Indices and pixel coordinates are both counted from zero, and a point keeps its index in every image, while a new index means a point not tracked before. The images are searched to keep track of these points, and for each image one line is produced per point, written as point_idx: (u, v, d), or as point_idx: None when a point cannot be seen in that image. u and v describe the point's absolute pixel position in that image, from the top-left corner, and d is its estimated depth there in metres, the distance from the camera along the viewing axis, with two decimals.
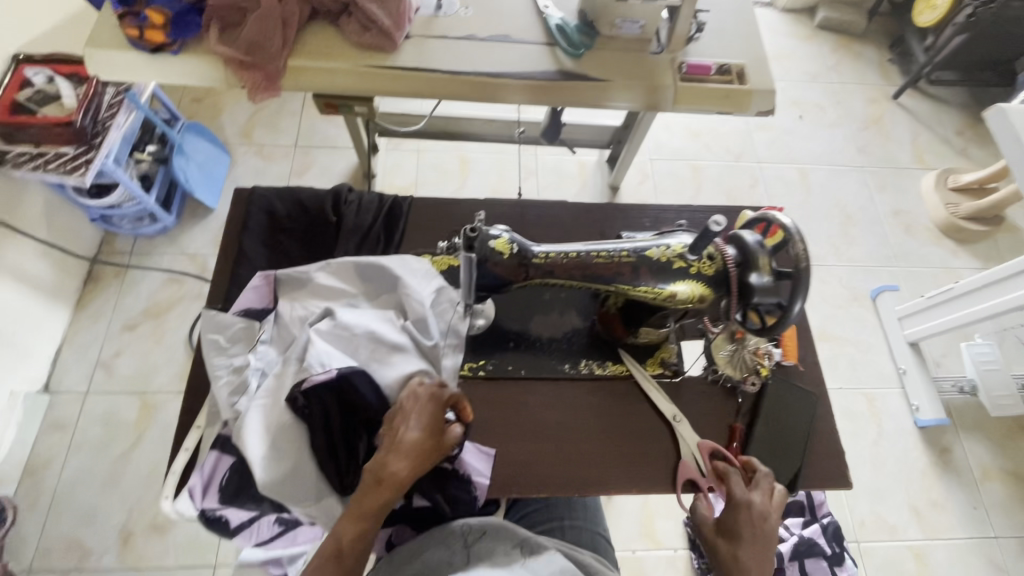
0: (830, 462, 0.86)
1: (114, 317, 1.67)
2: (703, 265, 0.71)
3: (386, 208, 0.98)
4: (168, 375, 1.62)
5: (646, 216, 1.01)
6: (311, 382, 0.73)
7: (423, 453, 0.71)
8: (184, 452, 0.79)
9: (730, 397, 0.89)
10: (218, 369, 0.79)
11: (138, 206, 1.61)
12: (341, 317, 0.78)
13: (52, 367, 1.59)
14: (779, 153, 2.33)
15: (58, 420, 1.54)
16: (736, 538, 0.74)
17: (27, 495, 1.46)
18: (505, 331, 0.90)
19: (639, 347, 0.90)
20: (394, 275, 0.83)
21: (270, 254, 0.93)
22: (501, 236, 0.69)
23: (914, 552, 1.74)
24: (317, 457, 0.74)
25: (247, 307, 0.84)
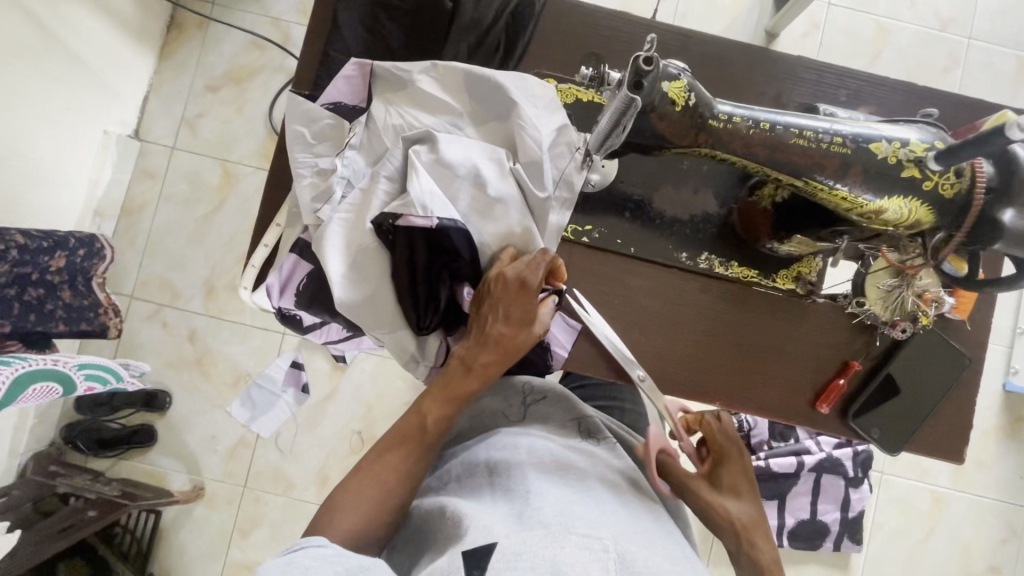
0: (949, 430, 0.75)
1: (197, 74, 1.58)
2: (943, 180, 0.52)
3: (513, 4, 0.76)
4: (248, 148, 1.58)
5: (844, 86, 0.76)
6: (410, 223, 0.64)
7: (517, 348, 0.66)
8: (264, 247, 0.75)
9: (862, 336, 0.75)
10: (303, 168, 0.71)
11: None
12: (442, 147, 0.65)
13: (140, 115, 1.57)
14: (1006, 28, 1.75)
15: (149, 169, 1.57)
16: (733, 494, 0.67)
17: (124, 233, 1.57)
18: (625, 197, 0.75)
19: (776, 255, 0.74)
20: (511, 101, 0.67)
21: (368, 38, 0.76)
22: (680, 78, 0.51)
23: (932, 495, 1.70)
24: (399, 290, 0.68)
25: (337, 101, 0.71)
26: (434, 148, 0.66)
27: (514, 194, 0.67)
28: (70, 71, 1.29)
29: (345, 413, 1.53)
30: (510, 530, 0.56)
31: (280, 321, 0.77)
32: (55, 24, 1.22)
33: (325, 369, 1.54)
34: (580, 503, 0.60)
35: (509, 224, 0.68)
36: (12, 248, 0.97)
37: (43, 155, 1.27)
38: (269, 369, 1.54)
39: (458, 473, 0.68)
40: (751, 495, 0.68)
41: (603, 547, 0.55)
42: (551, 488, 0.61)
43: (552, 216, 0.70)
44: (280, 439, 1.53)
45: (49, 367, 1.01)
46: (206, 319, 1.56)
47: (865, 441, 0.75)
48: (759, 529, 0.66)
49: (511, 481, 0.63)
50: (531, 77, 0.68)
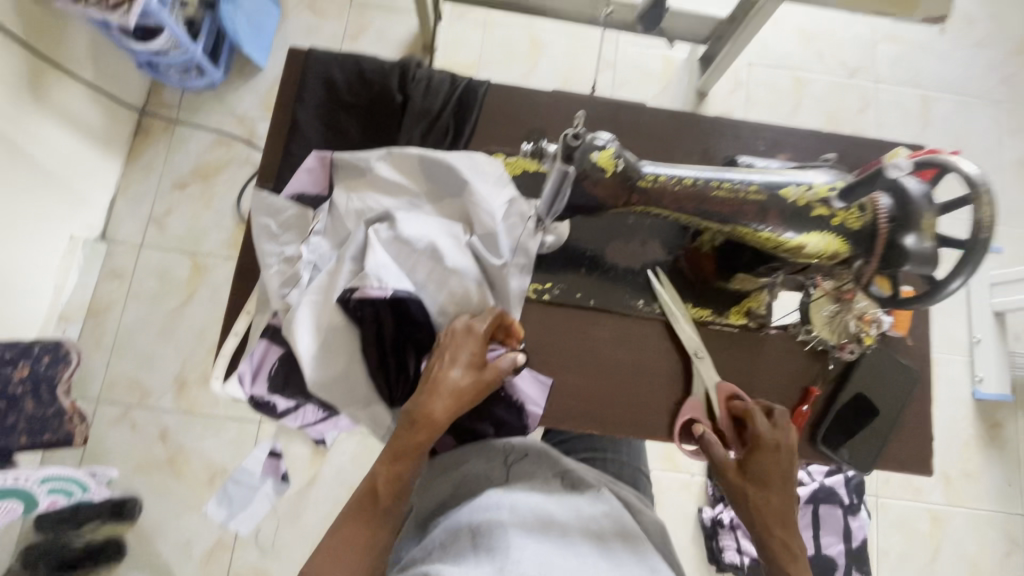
0: (914, 443, 0.78)
1: (164, 174, 1.64)
2: (848, 215, 0.58)
3: (458, 92, 0.84)
4: (217, 239, 1.61)
5: (761, 138, 0.85)
6: (364, 293, 0.68)
7: (468, 393, 0.67)
8: (233, 336, 0.76)
9: (817, 361, 0.79)
10: (269, 257, 0.74)
11: (185, 55, 1.49)
12: (400, 225, 0.70)
13: (106, 217, 1.59)
14: (904, 72, 1.97)
15: (115, 269, 1.58)
16: (764, 483, 0.70)
17: (90, 334, 1.54)
18: (578, 254, 0.80)
19: (726, 293, 0.79)
20: (463, 179, 0.73)
21: (326, 132, 0.82)
22: (607, 148, 0.56)
23: (931, 515, 1.71)
24: (370, 366, 0.70)
25: (299, 192, 0.77)
26: (392, 227, 0.71)
27: (470, 263, 0.71)
28: (35, 182, 1.32)
29: (329, 499, 1.48)
30: None
31: (253, 408, 0.77)
32: (21, 140, 1.26)
33: (305, 454, 1.50)
34: (561, 562, 0.61)
35: (466, 291, 0.71)
36: None
37: None
38: (247, 462, 1.49)
39: (440, 542, 0.65)
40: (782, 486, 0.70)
41: None
42: (530, 545, 0.62)
43: (511, 281, 0.74)
44: (261, 535, 1.45)
45: (12, 484, 0.97)
46: (178, 415, 1.51)
47: (839, 463, 0.77)
48: (785, 523, 0.69)
49: (492, 539, 0.62)
50: (481, 156, 0.74)
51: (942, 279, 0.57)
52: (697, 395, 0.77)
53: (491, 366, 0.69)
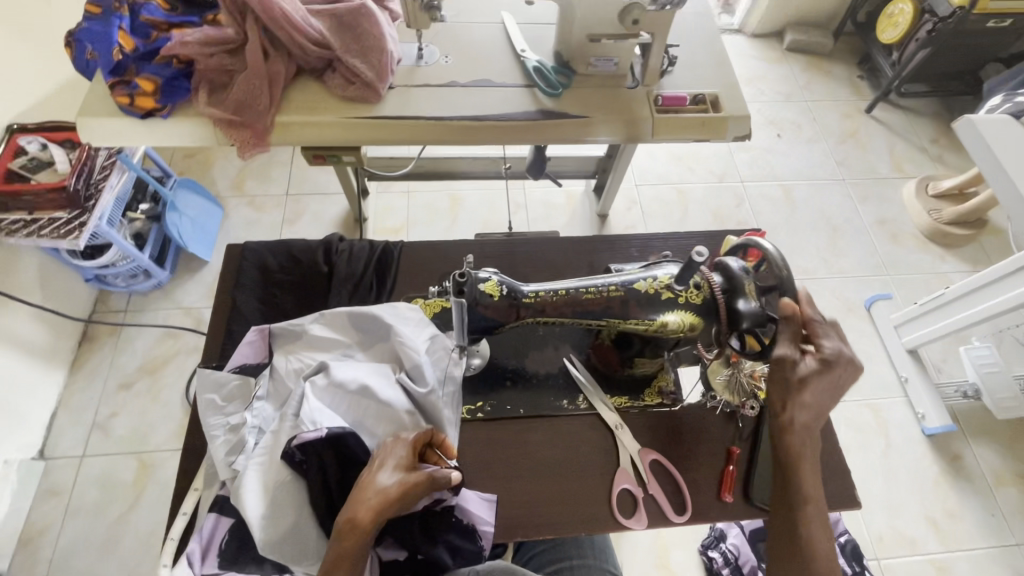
0: (836, 480, 0.85)
1: (110, 376, 1.66)
2: (690, 294, 0.72)
3: (377, 254, 0.99)
4: (165, 431, 1.60)
5: (634, 245, 1.02)
6: (302, 438, 0.72)
7: (394, 492, 0.68)
8: (181, 516, 0.78)
9: (730, 422, 0.88)
10: (215, 428, 0.79)
11: (132, 263, 1.63)
12: (334, 373, 0.79)
13: (47, 431, 1.57)
14: (761, 171, 2.38)
15: (54, 486, 1.51)
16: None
17: (22, 565, 1.42)
18: (502, 370, 0.90)
19: (635, 379, 0.90)
20: (387, 324, 0.83)
21: (263, 308, 0.93)
22: (490, 279, 0.70)
23: (935, 566, 1.69)
24: (319, 516, 0.73)
25: (241, 363, 0.84)
26: (327, 376, 0.79)
27: (400, 396, 0.79)
28: None
29: None
30: None
31: None
32: None
33: None
34: None
35: (400, 422, 0.78)
36: None
37: None
38: None
39: None
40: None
41: None
42: None
43: (441, 407, 0.82)
44: None
45: None
46: None
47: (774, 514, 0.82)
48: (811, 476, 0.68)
49: None
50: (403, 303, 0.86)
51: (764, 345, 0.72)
52: (624, 466, 0.84)
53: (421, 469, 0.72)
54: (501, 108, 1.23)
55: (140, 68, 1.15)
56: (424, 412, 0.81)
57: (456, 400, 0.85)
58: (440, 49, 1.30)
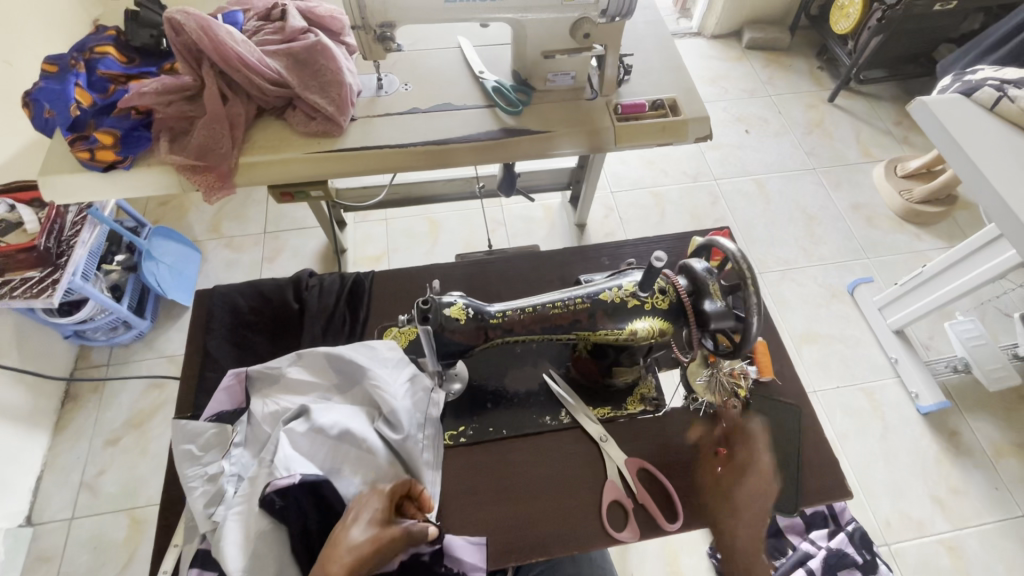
0: (825, 472, 0.84)
1: (95, 434, 1.63)
2: (655, 299, 0.72)
3: (348, 286, 0.99)
4: (155, 485, 1.56)
5: (604, 254, 1.02)
6: (275, 484, 0.70)
7: (366, 547, 0.64)
8: (162, 575, 0.75)
9: (714, 423, 0.88)
10: (193, 480, 0.77)
11: (110, 315, 1.61)
12: (315, 418, 0.77)
13: (34, 496, 1.53)
14: (733, 167, 2.41)
15: (44, 553, 1.47)
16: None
17: None
18: (482, 392, 0.89)
19: (616, 388, 0.90)
20: (363, 367, 0.82)
21: (237, 351, 0.92)
22: (455, 302, 0.69)
23: (947, 545, 1.68)
24: (303, 562, 0.72)
25: (218, 411, 0.83)
26: (307, 423, 0.77)
27: (376, 441, 0.78)
28: None
29: None
30: None
31: None
32: None
33: None
34: None
35: (378, 467, 0.77)
36: None
37: None
38: None
39: None
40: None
41: None
42: None
43: (421, 451, 0.80)
44: None
45: None
46: None
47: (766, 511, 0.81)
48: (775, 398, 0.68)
49: None
50: (380, 344, 0.85)
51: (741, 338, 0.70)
52: (612, 477, 0.83)
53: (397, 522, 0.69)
54: (464, 130, 1.24)
55: (99, 121, 1.15)
56: (404, 458, 0.80)
57: (435, 442, 0.83)
58: (400, 78, 1.31)
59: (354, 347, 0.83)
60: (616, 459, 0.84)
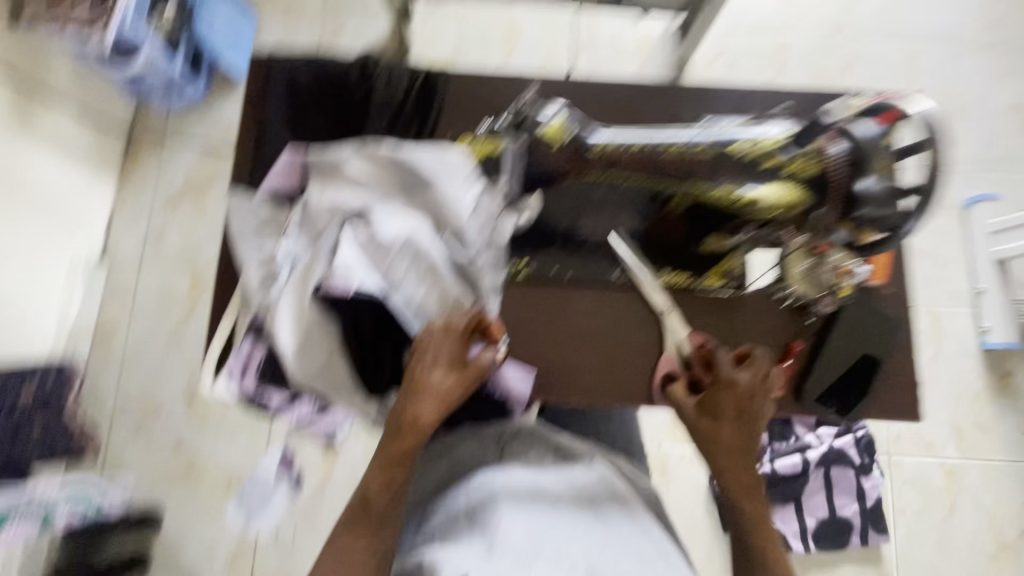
0: (900, 389, 0.78)
1: (156, 191, 1.66)
2: (796, 164, 0.61)
3: (422, 80, 0.85)
4: (212, 251, 1.64)
5: (725, 101, 0.84)
6: (329, 288, 0.69)
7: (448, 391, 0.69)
8: (220, 336, 0.78)
9: (797, 315, 0.80)
10: (249, 255, 0.76)
11: (161, 75, 1.51)
12: (376, 227, 0.70)
13: (105, 237, 1.63)
14: (889, 23, 1.93)
15: (118, 288, 1.61)
16: (721, 420, 0.70)
17: (100, 353, 1.58)
18: (551, 229, 0.80)
19: (701, 257, 0.79)
20: (430, 174, 0.71)
21: (295, 130, 0.83)
22: None
23: (946, 469, 1.69)
24: (350, 357, 0.72)
25: (274, 190, 0.77)
26: (368, 231, 0.71)
27: (441, 260, 0.71)
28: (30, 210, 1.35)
29: (344, 494, 1.51)
30: (480, 562, 0.57)
31: (248, 404, 0.80)
32: None
33: (316, 454, 1.53)
34: (550, 527, 0.62)
35: (444, 288, 0.72)
36: None
37: None
38: (261, 464, 1.48)
39: (436, 529, 0.68)
40: (742, 425, 0.70)
41: (570, 563, 0.58)
42: (523, 519, 0.62)
43: (485, 275, 0.75)
44: (280, 535, 1.49)
45: None
46: (191, 424, 1.55)
47: (825, 413, 0.78)
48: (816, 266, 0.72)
49: (485, 517, 0.64)
50: (450, 149, 0.72)
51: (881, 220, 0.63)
52: (669, 350, 0.78)
53: (470, 363, 0.70)
54: None
55: None
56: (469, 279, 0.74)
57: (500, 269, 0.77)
58: None
59: (419, 148, 0.71)
60: (676, 332, 0.78)
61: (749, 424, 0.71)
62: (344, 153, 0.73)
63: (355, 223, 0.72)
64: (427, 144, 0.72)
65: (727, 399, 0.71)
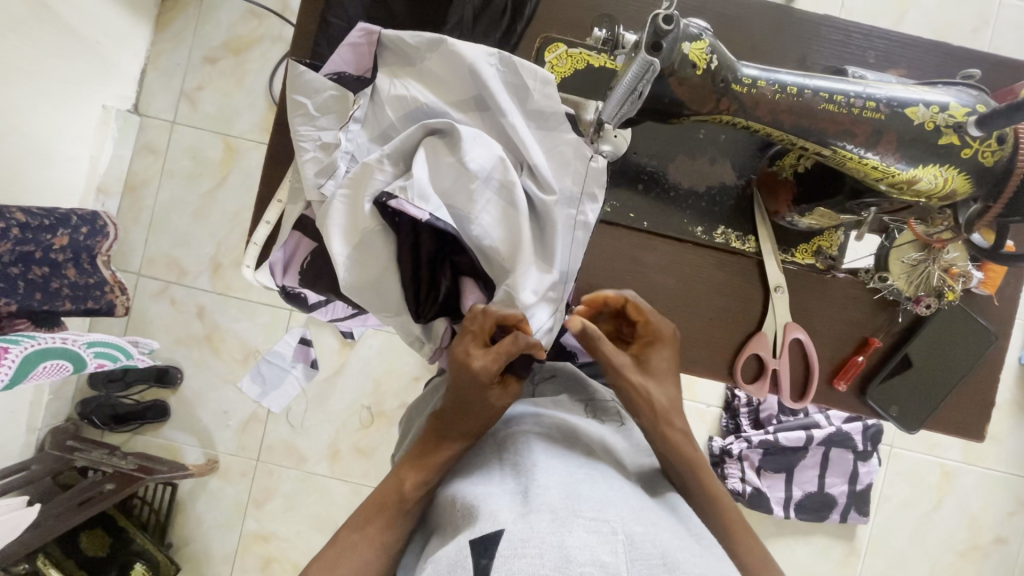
0: (971, 405, 0.73)
1: (195, 45, 1.54)
2: (984, 147, 0.48)
3: None
4: (250, 120, 1.55)
5: (872, 48, 0.71)
6: (404, 209, 0.60)
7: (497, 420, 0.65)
8: (264, 225, 0.74)
9: (883, 311, 0.73)
10: (306, 142, 0.68)
11: None
12: (463, 147, 0.62)
13: (140, 87, 1.53)
14: None
15: (150, 144, 1.54)
16: (661, 380, 0.67)
17: (129, 208, 1.55)
18: (637, 167, 0.71)
19: (795, 230, 0.72)
20: (505, 100, 0.64)
21: (369, 3, 0.72)
22: (702, 38, 0.48)
23: (943, 469, 1.62)
24: (404, 278, 0.66)
25: (341, 71, 0.68)
26: (454, 150, 0.63)
27: (519, 199, 0.64)
28: (66, 44, 1.25)
29: (355, 388, 1.54)
30: (516, 515, 0.54)
31: (284, 299, 0.76)
32: None
33: (334, 344, 1.55)
34: (587, 485, 0.59)
35: (518, 231, 0.64)
36: (13, 226, 0.95)
37: (39, 130, 1.24)
38: (278, 346, 1.55)
39: (470, 455, 0.68)
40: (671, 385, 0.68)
41: (610, 530, 0.53)
42: (558, 470, 0.60)
43: (561, 226, 0.66)
44: (291, 414, 1.54)
45: (59, 346, 1.00)
46: (214, 295, 1.56)
47: (883, 419, 0.73)
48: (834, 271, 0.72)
49: (518, 458, 0.63)
50: (531, 75, 0.64)
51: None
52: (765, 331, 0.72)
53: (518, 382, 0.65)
54: None
55: None
56: (537, 225, 0.67)
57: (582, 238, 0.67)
58: None
59: (498, 62, 0.63)
60: (778, 313, 0.72)
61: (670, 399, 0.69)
62: (431, 42, 0.65)
63: (437, 137, 0.64)
64: (508, 61, 0.64)
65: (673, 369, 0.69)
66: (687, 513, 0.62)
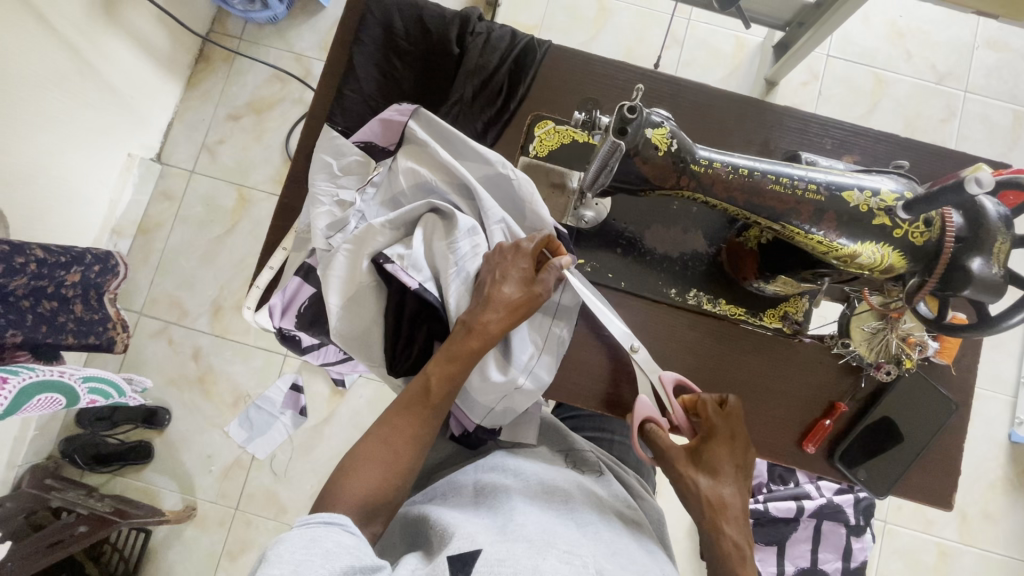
0: (937, 475, 0.75)
1: (220, 103, 1.66)
2: (913, 228, 0.55)
3: (516, 52, 0.83)
4: (264, 173, 1.64)
5: (829, 136, 0.80)
6: (400, 278, 0.67)
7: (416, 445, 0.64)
8: (269, 270, 0.80)
9: (848, 376, 0.77)
10: (323, 198, 0.74)
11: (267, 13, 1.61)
12: (456, 234, 0.68)
13: (164, 138, 1.64)
14: None
15: (167, 191, 1.63)
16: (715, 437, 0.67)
17: (139, 250, 1.61)
18: (616, 232, 0.77)
19: (762, 295, 0.77)
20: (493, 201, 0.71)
21: (381, 79, 0.82)
22: (662, 125, 0.55)
23: (939, 549, 1.56)
24: (388, 329, 0.70)
25: (366, 141, 0.76)
26: (447, 234, 0.69)
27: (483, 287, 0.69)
28: (101, 98, 1.36)
29: (341, 437, 1.53)
30: (494, 539, 0.56)
31: (279, 341, 0.79)
32: (90, 55, 1.30)
33: (324, 392, 1.56)
34: (561, 526, 0.61)
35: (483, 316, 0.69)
36: (31, 261, 1.00)
37: (65, 173, 1.32)
38: (269, 391, 1.56)
39: (444, 491, 0.68)
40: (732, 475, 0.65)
41: (582, 564, 0.55)
42: (535, 512, 0.63)
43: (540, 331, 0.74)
44: (275, 462, 1.53)
45: (56, 378, 1.03)
46: (212, 337, 1.59)
47: (853, 483, 0.75)
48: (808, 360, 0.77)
49: (494, 500, 0.65)
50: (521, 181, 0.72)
51: (1001, 312, 0.53)
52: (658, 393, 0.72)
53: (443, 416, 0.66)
54: None
55: None
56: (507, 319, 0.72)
57: (555, 349, 0.74)
58: None
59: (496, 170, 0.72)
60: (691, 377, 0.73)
61: (738, 476, 0.66)
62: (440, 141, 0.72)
63: (438, 217, 0.70)
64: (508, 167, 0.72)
65: (717, 447, 0.66)
66: (654, 557, 0.65)
